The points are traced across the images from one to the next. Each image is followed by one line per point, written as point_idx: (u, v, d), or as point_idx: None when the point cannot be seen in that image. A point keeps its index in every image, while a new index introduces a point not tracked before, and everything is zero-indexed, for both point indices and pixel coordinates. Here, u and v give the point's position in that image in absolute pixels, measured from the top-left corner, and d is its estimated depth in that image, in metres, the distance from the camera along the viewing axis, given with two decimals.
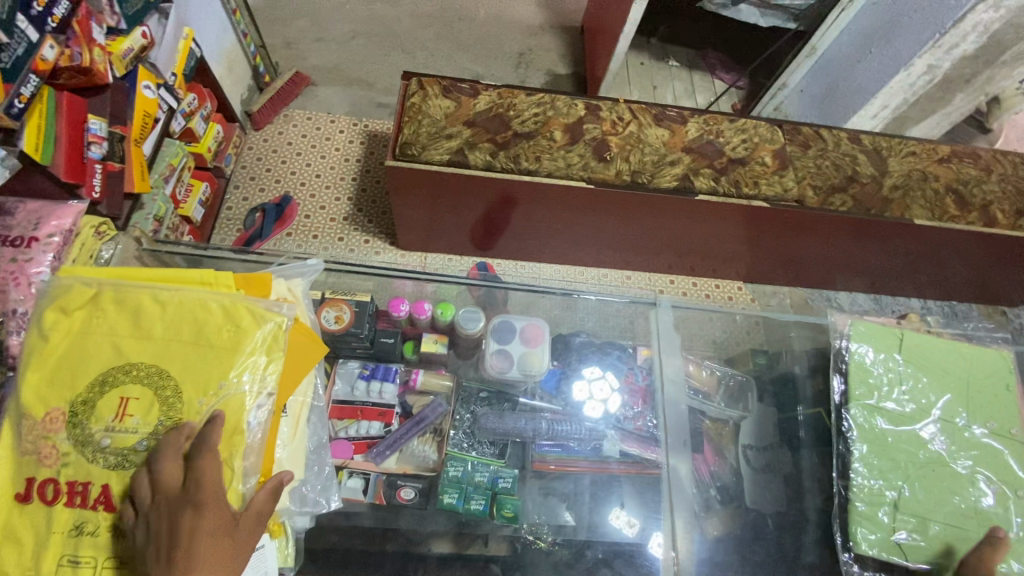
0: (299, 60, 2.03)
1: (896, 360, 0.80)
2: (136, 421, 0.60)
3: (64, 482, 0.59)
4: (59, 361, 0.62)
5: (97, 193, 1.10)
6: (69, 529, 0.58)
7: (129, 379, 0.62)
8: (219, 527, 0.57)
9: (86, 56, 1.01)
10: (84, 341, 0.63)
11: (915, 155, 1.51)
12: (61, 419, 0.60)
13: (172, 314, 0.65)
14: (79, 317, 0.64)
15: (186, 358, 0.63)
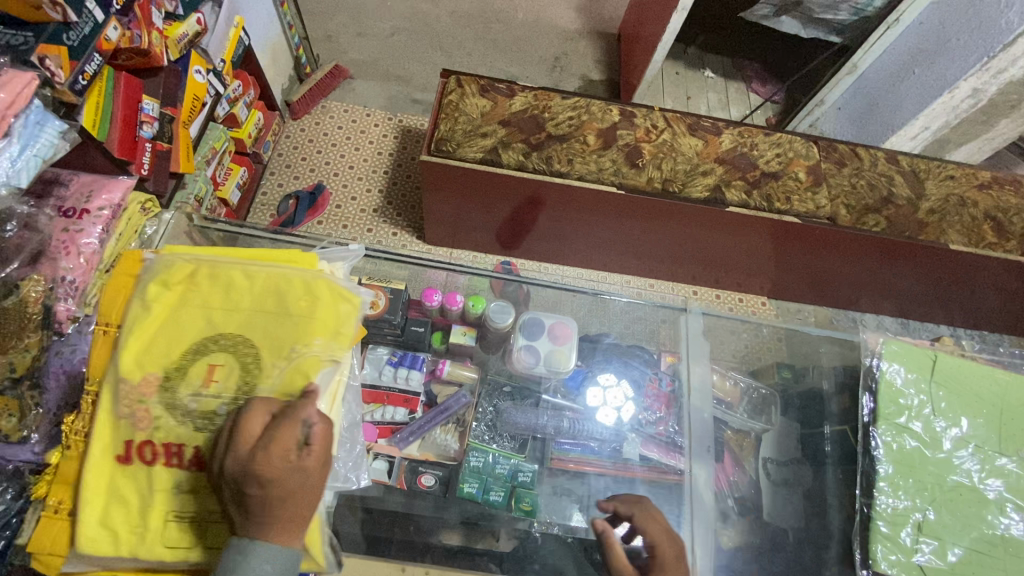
0: (339, 54, 2.07)
1: (928, 382, 0.79)
2: (223, 387, 0.61)
3: (160, 444, 0.59)
4: (155, 327, 0.63)
5: (146, 170, 1.13)
6: (170, 487, 0.59)
7: (222, 346, 0.63)
8: (288, 494, 0.56)
9: (145, 38, 1.06)
10: (178, 310, 0.64)
11: (953, 179, 1.48)
12: (154, 384, 0.60)
13: (260, 286, 0.66)
14: (172, 287, 0.65)
15: (263, 327, 0.64)
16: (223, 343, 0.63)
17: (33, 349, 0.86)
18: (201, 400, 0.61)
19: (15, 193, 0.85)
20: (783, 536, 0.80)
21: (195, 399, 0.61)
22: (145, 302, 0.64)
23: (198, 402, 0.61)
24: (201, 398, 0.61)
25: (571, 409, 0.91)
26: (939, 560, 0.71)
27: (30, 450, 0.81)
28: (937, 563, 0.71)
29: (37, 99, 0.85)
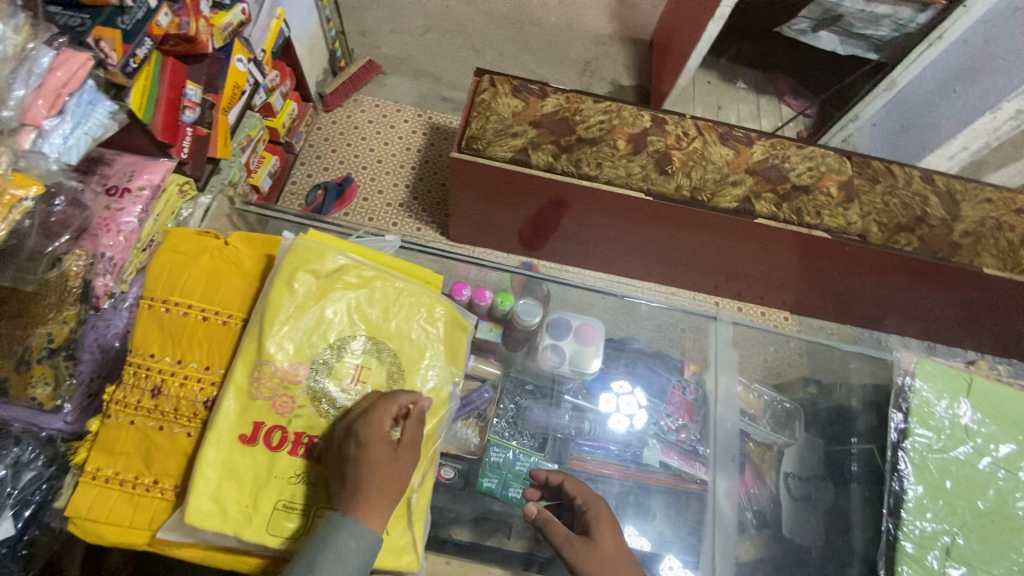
0: (373, 49, 2.10)
1: (962, 404, 0.77)
2: (363, 389, 0.67)
3: (291, 432, 0.63)
4: (302, 318, 0.65)
5: (185, 154, 1.16)
6: (290, 475, 0.62)
7: (360, 349, 0.68)
8: (384, 469, 0.60)
9: (193, 25, 1.08)
10: (327, 305, 0.67)
11: (990, 202, 1.45)
12: (297, 374, 0.64)
13: (406, 301, 0.71)
14: (322, 279, 0.68)
15: (410, 340, 0.70)
16: (363, 346, 0.68)
17: (70, 322, 0.89)
18: (343, 397, 0.65)
19: (64, 169, 0.87)
20: (807, 552, 0.80)
21: (336, 394, 0.65)
22: (299, 290, 0.66)
23: (342, 397, 0.65)
24: (344, 395, 0.65)
25: (592, 411, 0.91)
26: None
27: (63, 420, 0.90)
28: None
29: (91, 80, 0.88)
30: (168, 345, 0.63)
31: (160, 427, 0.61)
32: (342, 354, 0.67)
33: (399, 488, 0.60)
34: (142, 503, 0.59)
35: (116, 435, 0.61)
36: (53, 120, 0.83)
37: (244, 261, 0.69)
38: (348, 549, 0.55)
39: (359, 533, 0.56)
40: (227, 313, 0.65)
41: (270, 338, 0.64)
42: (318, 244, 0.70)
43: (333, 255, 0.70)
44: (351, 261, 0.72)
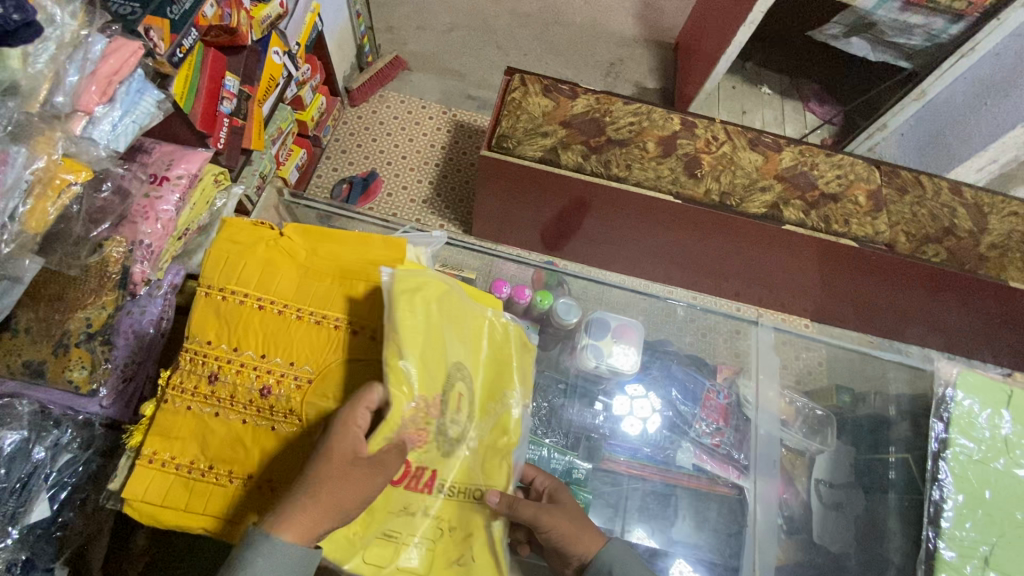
0: (400, 45, 2.11)
1: (1002, 416, 0.77)
2: (459, 417, 0.67)
3: (412, 466, 0.65)
4: (426, 344, 0.63)
5: (222, 144, 1.17)
6: (398, 508, 0.65)
7: (461, 374, 0.68)
8: (327, 487, 0.55)
9: (234, 17, 1.09)
10: (440, 334, 0.65)
11: (1018, 216, 1.44)
12: (428, 405, 0.63)
13: (481, 325, 0.72)
14: (438, 303, 0.66)
15: (490, 365, 0.72)
16: (462, 372, 0.68)
17: (108, 307, 0.91)
18: (448, 426, 0.65)
19: (111, 156, 0.89)
20: (845, 557, 0.80)
21: (443, 422, 0.65)
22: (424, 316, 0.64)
23: (450, 428, 0.66)
24: (450, 424, 0.66)
25: (610, 410, 0.92)
26: None
27: (98, 403, 0.90)
28: None
29: (140, 68, 0.89)
30: (225, 332, 0.62)
31: (215, 414, 0.60)
32: (449, 382, 0.66)
33: (341, 501, 0.56)
34: (196, 489, 0.58)
35: (172, 421, 0.60)
36: (103, 108, 0.85)
37: (298, 250, 0.68)
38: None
39: (277, 556, 0.54)
40: (283, 303, 0.64)
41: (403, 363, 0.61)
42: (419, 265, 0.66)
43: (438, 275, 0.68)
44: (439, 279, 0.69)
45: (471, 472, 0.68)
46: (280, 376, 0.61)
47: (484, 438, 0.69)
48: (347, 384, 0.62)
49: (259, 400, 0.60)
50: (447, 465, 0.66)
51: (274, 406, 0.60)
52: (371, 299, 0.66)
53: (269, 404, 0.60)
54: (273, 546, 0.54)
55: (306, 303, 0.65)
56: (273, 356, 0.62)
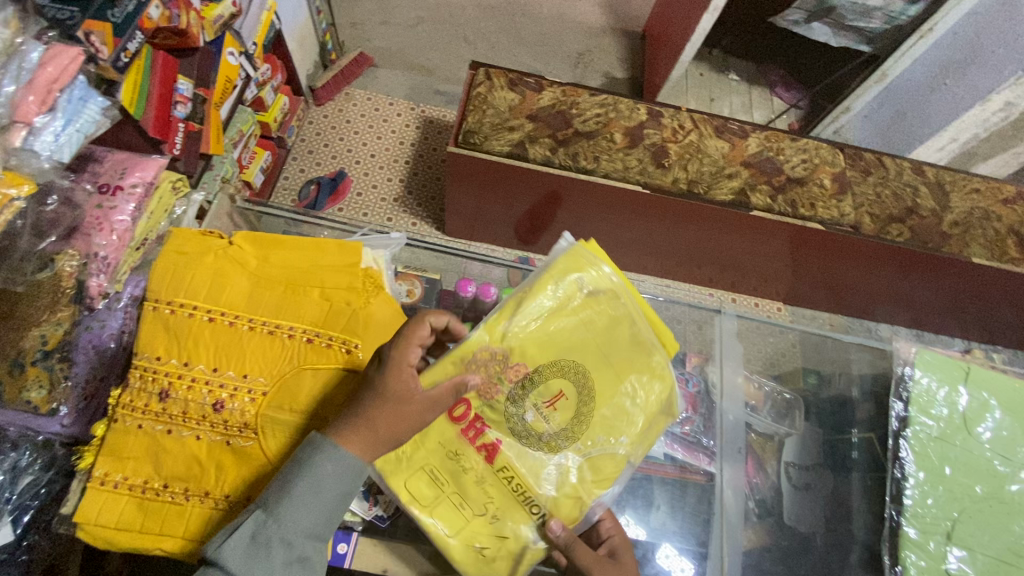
0: (364, 41, 2.07)
1: (960, 393, 0.79)
2: (556, 417, 0.75)
3: (483, 421, 0.74)
4: (538, 324, 0.78)
5: (178, 150, 1.14)
6: (451, 452, 0.73)
7: (571, 385, 0.77)
8: (384, 416, 0.57)
9: (183, 18, 1.06)
10: (569, 317, 0.79)
11: (978, 193, 1.47)
12: (520, 375, 0.76)
13: (623, 361, 0.78)
14: (577, 316, 0.79)
15: (604, 392, 0.77)
16: (573, 384, 0.77)
17: (64, 323, 0.87)
18: (545, 423, 0.75)
19: (56, 167, 0.86)
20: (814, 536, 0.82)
21: (535, 408, 0.75)
22: (548, 305, 0.79)
23: (530, 410, 0.75)
24: (546, 421, 0.75)
25: None
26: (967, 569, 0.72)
27: (59, 422, 0.85)
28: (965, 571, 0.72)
29: (83, 75, 0.86)
30: (174, 346, 0.61)
31: (167, 431, 0.59)
32: (558, 377, 0.77)
33: (401, 431, 0.58)
34: (152, 509, 0.57)
35: (123, 441, 0.58)
36: (44, 117, 0.82)
37: (249, 261, 0.68)
38: (325, 487, 0.54)
39: (335, 470, 0.55)
40: (234, 314, 0.63)
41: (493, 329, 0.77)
42: (594, 255, 0.82)
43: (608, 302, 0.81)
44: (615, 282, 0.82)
45: (542, 478, 0.73)
46: (234, 390, 0.60)
47: (576, 461, 0.75)
48: (304, 393, 0.61)
49: (213, 414, 0.59)
50: (517, 453, 0.73)
51: (229, 420, 0.59)
52: (328, 304, 0.65)
53: (224, 418, 0.59)
54: (337, 457, 0.55)
55: (257, 313, 0.64)
56: (225, 370, 0.61)
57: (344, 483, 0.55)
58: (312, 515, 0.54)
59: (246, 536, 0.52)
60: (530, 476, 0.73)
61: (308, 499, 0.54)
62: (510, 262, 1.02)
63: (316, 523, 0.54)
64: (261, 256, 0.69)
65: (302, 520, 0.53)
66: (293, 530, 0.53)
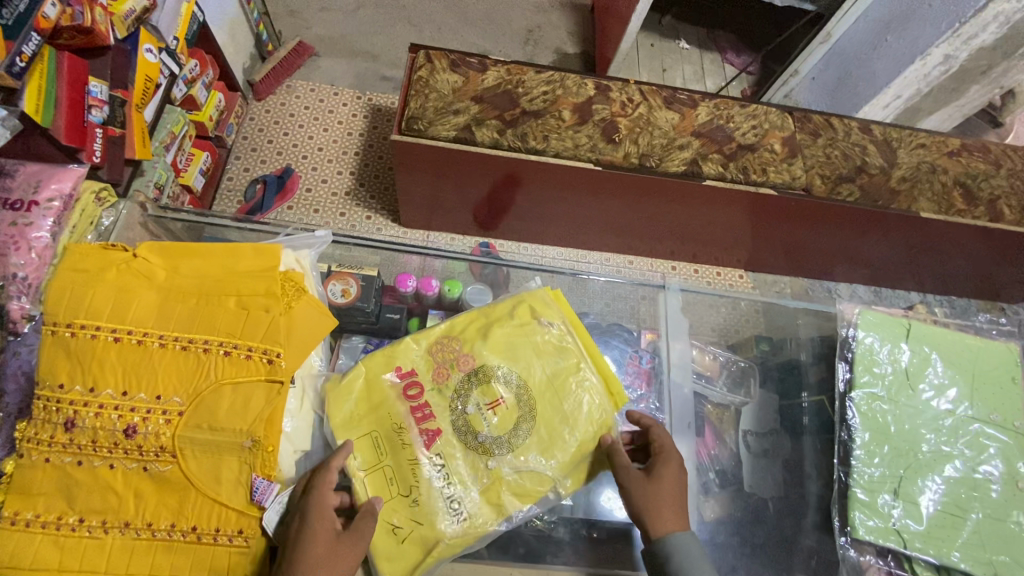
0: (303, 30, 1.98)
1: (902, 349, 0.82)
2: (495, 420, 0.74)
3: (424, 401, 0.74)
4: (494, 330, 0.80)
5: (98, 158, 1.07)
6: (393, 426, 0.72)
7: (514, 391, 0.76)
8: (321, 561, 0.56)
9: (88, 15, 0.98)
10: (526, 334, 0.80)
11: (925, 147, 1.48)
12: (470, 366, 0.77)
13: (563, 385, 0.78)
14: (539, 338, 0.80)
15: (544, 415, 0.75)
16: (517, 389, 0.77)
17: None
18: (486, 424, 0.74)
19: None
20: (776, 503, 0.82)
21: (478, 408, 0.75)
22: (513, 323, 0.81)
23: (472, 404, 0.75)
24: (487, 423, 0.74)
25: None
26: (912, 522, 0.74)
27: None
28: (910, 526, 0.74)
29: None
30: (77, 372, 0.58)
31: (77, 462, 0.56)
32: (503, 382, 0.77)
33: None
34: (68, 546, 0.54)
35: (34, 476, 0.56)
36: None
37: (157, 272, 0.65)
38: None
39: None
40: (142, 331, 0.60)
41: (449, 331, 0.81)
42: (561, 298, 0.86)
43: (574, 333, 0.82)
44: (570, 322, 0.83)
45: (479, 470, 0.72)
46: (146, 413, 0.58)
47: (506, 466, 0.72)
48: (223, 410, 0.59)
49: (125, 440, 0.57)
50: (455, 447, 0.72)
51: (143, 445, 0.57)
52: (244, 312, 0.63)
53: (137, 443, 0.57)
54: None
55: (167, 328, 0.61)
56: (135, 392, 0.58)
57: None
58: None
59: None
60: (468, 467, 0.72)
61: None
62: (470, 255, 1.00)
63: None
64: (170, 266, 0.66)
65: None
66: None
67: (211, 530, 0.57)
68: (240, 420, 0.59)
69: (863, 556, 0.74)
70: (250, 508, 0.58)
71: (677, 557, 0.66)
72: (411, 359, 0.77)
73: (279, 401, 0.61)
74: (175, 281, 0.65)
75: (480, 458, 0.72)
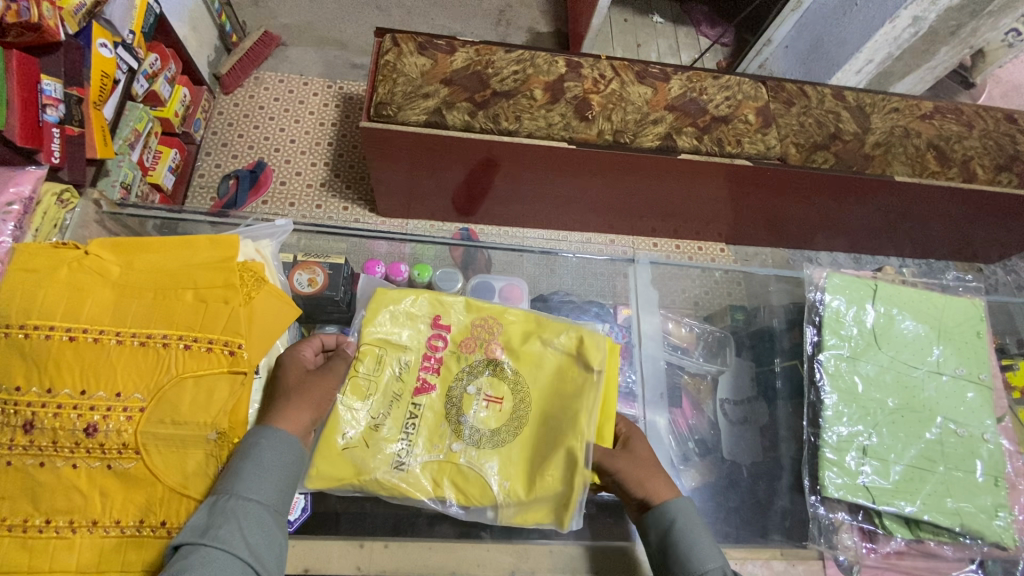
0: (269, 20, 1.93)
1: (869, 309, 0.85)
2: (484, 415, 0.76)
3: (441, 358, 0.80)
4: (533, 339, 0.81)
5: (58, 158, 1.03)
6: (394, 371, 0.78)
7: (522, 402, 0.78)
8: (296, 390, 0.67)
9: (34, 10, 0.94)
10: (550, 361, 0.80)
11: (897, 111, 1.47)
12: (492, 357, 0.80)
13: (557, 422, 0.76)
14: (567, 369, 0.80)
15: (527, 438, 0.76)
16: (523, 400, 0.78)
17: None
18: (474, 411, 0.77)
19: None
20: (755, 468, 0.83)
21: (478, 392, 0.78)
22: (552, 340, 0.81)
23: (475, 386, 0.78)
24: (474, 411, 0.77)
25: None
26: (880, 478, 0.76)
27: None
28: (878, 481, 0.76)
29: None
30: (34, 373, 0.57)
31: (40, 463, 0.56)
32: (509, 388, 0.78)
33: (310, 401, 0.67)
34: (35, 547, 0.54)
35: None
36: None
37: (111, 270, 0.65)
38: (285, 454, 0.61)
39: (274, 438, 0.61)
40: (99, 329, 0.60)
41: (475, 314, 0.83)
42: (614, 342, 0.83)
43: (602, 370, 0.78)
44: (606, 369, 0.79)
45: (446, 432, 0.75)
46: (107, 410, 0.58)
47: (463, 448, 0.74)
48: (185, 404, 0.60)
49: (86, 440, 0.57)
50: (436, 412, 0.76)
51: (105, 443, 0.57)
52: (203, 305, 0.64)
53: (99, 442, 0.57)
54: (274, 433, 0.62)
55: (125, 325, 0.62)
56: (94, 391, 0.58)
57: (285, 454, 0.61)
58: (266, 485, 0.58)
59: (216, 526, 0.54)
60: (447, 423, 0.76)
61: (267, 470, 0.59)
62: (448, 240, 1.02)
63: (276, 494, 0.59)
64: (125, 263, 0.66)
65: (264, 490, 0.58)
66: (257, 501, 0.57)
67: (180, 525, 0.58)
68: (204, 413, 0.60)
69: (836, 515, 0.76)
70: None
71: (681, 516, 0.67)
72: (452, 317, 0.83)
73: (242, 392, 0.63)
74: (130, 277, 0.65)
75: (460, 412, 0.76)
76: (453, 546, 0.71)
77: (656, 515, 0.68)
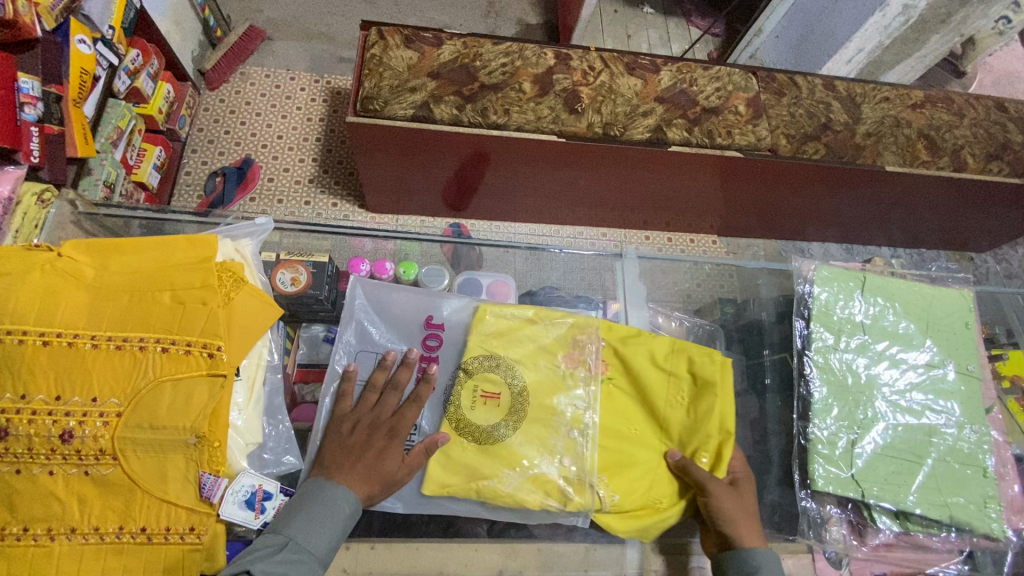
0: (253, 13, 1.90)
1: (857, 302, 0.85)
2: (487, 411, 0.77)
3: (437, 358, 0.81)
4: (642, 356, 0.82)
5: (37, 157, 1.01)
6: None
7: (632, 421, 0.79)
8: (382, 461, 0.68)
9: (10, 7, 0.92)
10: (655, 381, 0.81)
11: (888, 101, 1.46)
12: (598, 374, 0.80)
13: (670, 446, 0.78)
14: (676, 396, 0.80)
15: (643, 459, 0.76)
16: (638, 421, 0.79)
17: None
18: (473, 406, 0.77)
19: None
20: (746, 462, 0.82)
21: (476, 388, 0.78)
22: (662, 360, 0.82)
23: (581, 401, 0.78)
24: (477, 410, 0.77)
25: None
26: (872, 470, 0.76)
27: None
28: (871, 473, 0.76)
29: None
30: (8, 378, 0.56)
31: (16, 470, 0.56)
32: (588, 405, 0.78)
33: (386, 474, 0.68)
34: (15, 554, 0.54)
35: None
36: None
37: (85, 273, 0.64)
38: (339, 508, 0.64)
39: (335, 502, 0.64)
40: (73, 333, 0.59)
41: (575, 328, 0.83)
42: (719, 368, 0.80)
43: (716, 401, 0.78)
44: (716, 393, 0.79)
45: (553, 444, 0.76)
46: (83, 416, 0.57)
47: (574, 463, 0.75)
48: (163, 408, 0.59)
49: (62, 446, 0.56)
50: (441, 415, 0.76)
51: (82, 449, 0.57)
52: (181, 308, 0.63)
53: (76, 448, 0.57)
54: (347, 494, 0.65)
55: (101, 329, 0.61)
56: (69, 396, 0.58)
57: (348, 514, 0.64)
58: (322, 538, 0.62)
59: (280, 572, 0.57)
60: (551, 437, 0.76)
61: (322, 522, 0.63)
62: (439, 238, 1.01)
63: (329, 547, 0.62)
64: (100, 266, 0.65)
65: (319, 542, 0.61)
66: (310, 553, 0.60)
67: (161, 530, 0.58)
68: (182, 417, 0.59)
69: (825, 507, 0.77)
70: (201, 505, 0.59)
71: (765, 569, 0.67)
72: (445, 312, 0.84)
73: (222, 394, 0.62)
74: (105, 279, 0.64)
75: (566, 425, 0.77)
76: (443, 544, 0.72)
77: (741, 557, 0.69)
